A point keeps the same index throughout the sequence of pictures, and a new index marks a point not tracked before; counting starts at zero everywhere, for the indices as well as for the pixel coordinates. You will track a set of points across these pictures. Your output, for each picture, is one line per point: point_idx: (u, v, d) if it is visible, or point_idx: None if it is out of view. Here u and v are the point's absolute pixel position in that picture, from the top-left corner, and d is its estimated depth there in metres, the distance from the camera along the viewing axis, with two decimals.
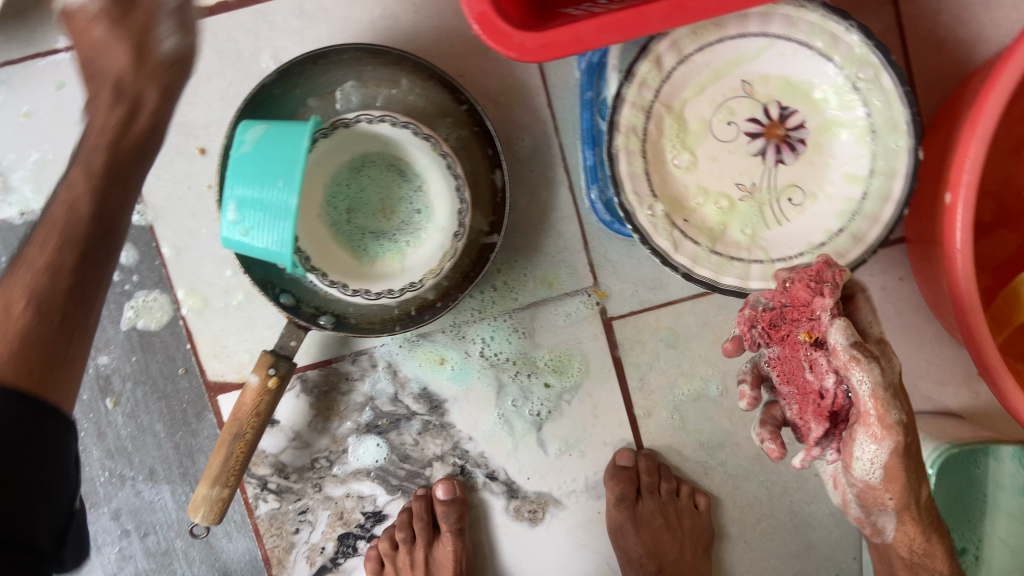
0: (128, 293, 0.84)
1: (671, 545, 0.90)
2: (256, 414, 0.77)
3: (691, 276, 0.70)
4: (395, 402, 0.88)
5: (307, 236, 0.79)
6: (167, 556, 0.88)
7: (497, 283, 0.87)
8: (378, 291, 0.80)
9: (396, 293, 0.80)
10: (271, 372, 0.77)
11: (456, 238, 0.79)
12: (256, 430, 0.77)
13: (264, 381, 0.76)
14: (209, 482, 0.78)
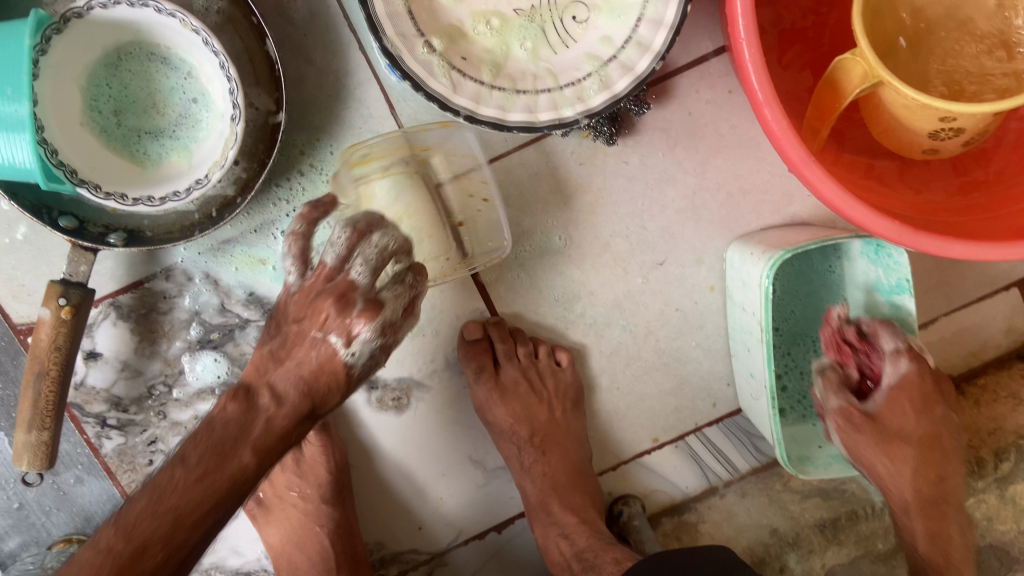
0: None
1: (540, 408, 0.90)
2: (55, 349, 0.72)
3: (474, 119, 0.65)
4: (223, 313, 0.83)
5: (68, 147, 0.71)
6: (22, 511, 0.85)
7: (303, 167, 0.81)
8: (161, 197, 0.73)
9: (183, 194, 0.73)
10: (61, 304, 0.71)
11: (234, 122, 0.71)
12: (60, 367, 0.72)
13: (56, 314, 0.70)
14: (26, 427, 0.73)
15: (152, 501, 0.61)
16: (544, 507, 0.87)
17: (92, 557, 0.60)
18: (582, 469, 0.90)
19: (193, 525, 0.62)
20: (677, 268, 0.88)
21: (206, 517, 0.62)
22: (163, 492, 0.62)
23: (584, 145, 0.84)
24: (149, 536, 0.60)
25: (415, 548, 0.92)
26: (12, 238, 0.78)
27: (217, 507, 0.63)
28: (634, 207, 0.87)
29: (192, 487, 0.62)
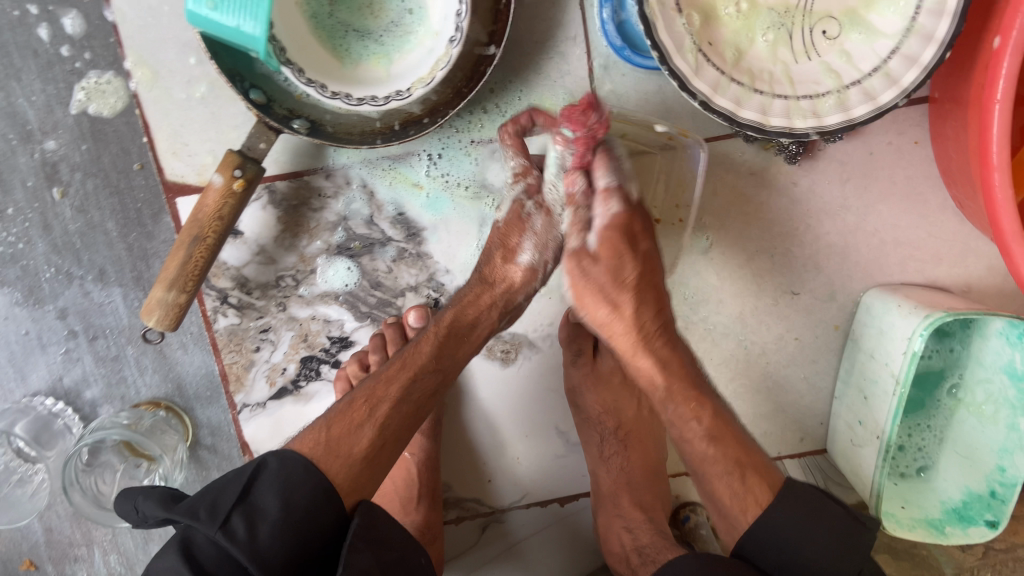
0: (79, 71, 0.76)
1: (630, 402, 0.86)
2: (218, 218, 0.70)
3: (708, 107, 0.64)
4: (369, 226, 0.83)
5: (284, 24, 0.70)
6: (118, 363, 0.83)
7: (488, 105, 0.81)
8: (359, 98, 0.72)
9: (380, 100, 0.72)
10: (236, 175, 0.70)
11: (452, 44, 0.70)
12: (218, 235, 0.71)
13: (229, 184, 0.69)
14: (164, 284, 0.71)
15: (367, 380, 0.68)
16: (613, 497, 0.83)
17: (310, 428, 0.65)
18: (656, 470, 0.86)
19: (390, 388, 0.67)
20: (810, 300, 0.88)
21: (408, 384, 0.68)
22: (387, 382, 0.67)
23: (761, 157, 0.84)
24: (360, 399, 0.66)
25: (477, 498, 0.92)
26: (189, 95, 0.77)
27: (415, 377, 0.68)
28: (787, 229, 0.86)
29: (398, 363, 0.69)
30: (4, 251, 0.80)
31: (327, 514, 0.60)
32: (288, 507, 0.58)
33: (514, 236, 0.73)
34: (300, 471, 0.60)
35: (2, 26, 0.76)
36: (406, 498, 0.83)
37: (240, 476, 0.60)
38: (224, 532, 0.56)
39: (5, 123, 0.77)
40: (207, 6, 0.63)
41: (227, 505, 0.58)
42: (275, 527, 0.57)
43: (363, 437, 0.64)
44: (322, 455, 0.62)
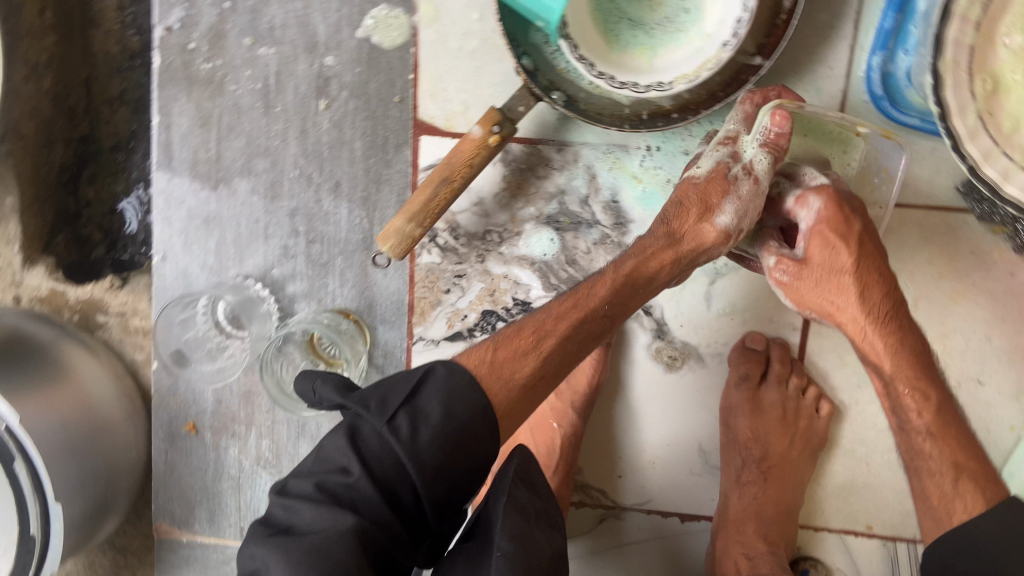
0: (373, 1, 0.83)
1: (781, 439, 0.86)
2: (468, 165, 0.77)
3: (975, 173, 0.64)
4: (582, 206, 0.86)
5: (572, 2, 0.75)
6: (325, 269, 0.90)
7: (730, 119, 0.82)
8: (622, 82, 0.76)
9: (641, 88, 0.75)
10: (493, 130, 0.76)
11: (725, 48, 0.73)
12: (463, 181, 0.77)
13: (486, 137, 0.76)
14: (406, 215, 0.78)
15: (540, 310, 0.67)
16: (739, 523, 0.83)
17: (479, 345, 0.64)
18: (788, 511, 0.85)
19: (559, 322, 0.65)
20: (993, 394, 0.86)
21: (576, 323, 0.65)
22: (557, 315, 0.65)
23: (987, 239, 0.82)
24: (527, 328, 0.65)
25: (604, 489, 0.94)
26: (462, 45, 0.83)
27: (585, 318, 0.66)
28: (992, 318, 0.84)
29: (567, 300, 0.66)
30: (261, 143, 0.87)
31: (483, 429, 0.60)
32: (449, 414, 0.59)
33: (715, 199, 0.70)
34: (465, 383, 0.60)
35: None
36: (544, 464, 0.86)
37: (408, 375, 0.61)
38: (390, 427, 0.57)
39: (295, 30, 0.84)
40: None
41: (395, 402, 0.59)
42: (436, 432, 0.58)
43: (527, 364, 0.63)
44: (485, 374, 0.62)
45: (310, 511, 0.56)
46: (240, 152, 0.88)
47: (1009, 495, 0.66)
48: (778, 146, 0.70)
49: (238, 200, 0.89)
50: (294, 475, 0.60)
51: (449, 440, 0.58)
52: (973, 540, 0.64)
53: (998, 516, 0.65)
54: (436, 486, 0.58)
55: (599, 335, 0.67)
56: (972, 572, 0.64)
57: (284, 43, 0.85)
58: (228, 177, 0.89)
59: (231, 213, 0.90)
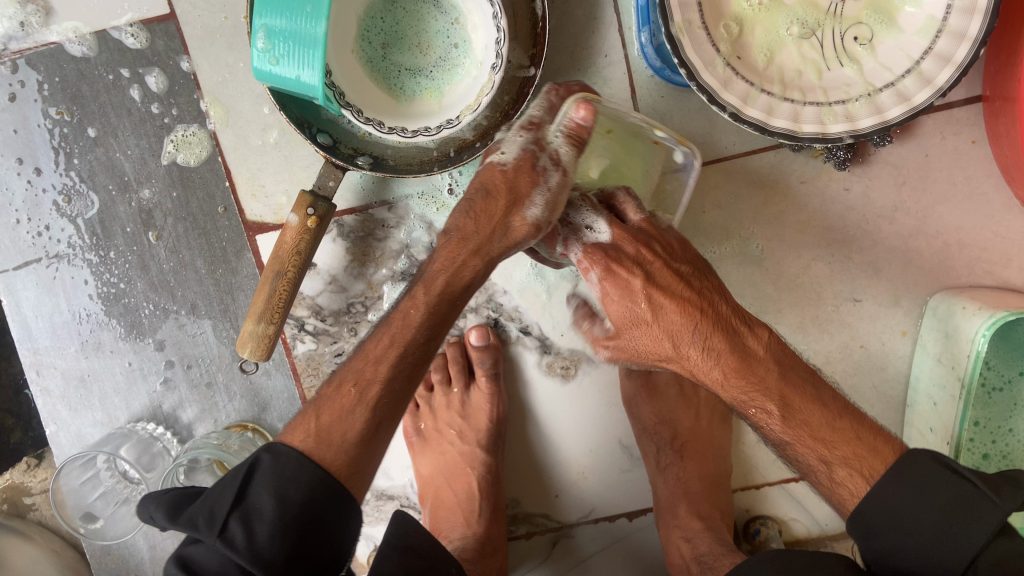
0: (167, 126, 0.85)
1: (686, 413, 0.87)
2: (297, 253, 0.76)
3: (739, 118, 0.65)
4: (430, 252, 0.88)
5: (340, 71, 0.76)
6: (210, 388, 0.90)
7: None
8: (414, 130, 0.77)
9: (433, 130, 0.77)
10: (309, 213, 0.75)
11: (495, 71, 0.74)
12: (298, 269, 0.76)
13: (303, 221, 0.75)
14: (254, 319, 0.78)
15: (357, 357, 0.64)
16: (671, 508, 0.84)
17: (306, 413, 0.63)
18: (716, 480, 0.86)
19: (381, 365, 0.63)
20: (873, 307, 0.87)
21: (397, 363, 0.63)
22: (376, 356, 0.63)
23: (811, 165, 0.84)
24: (348, 381, 0.63)
25: (547, 513, 0.92)
26: (264, 141, 0.85)
27: (405, 352, 0.63)
28: (843, 236, 0.86)
29: (386, 337, 0.64)
30: (109, 290, 0.89)
31: (329, 505, 0.58)
32: (285, 503, 0.57)
33: (525, 190, 0.65)
34: (294, 464, 0.58)
35: (99, 88, 0.84)
36: (468, 511, 0.85)
37: (233, 475, 0.59)
38: (222, 539, 0.55)
39: (104, 175, 0.86)
40: (271, 61, 0.69)
41: (223, 510, 0.56)
42: (274, 527, 0.56)
43: (356, 419, 0.61)
44: (317, 446, 0.60)
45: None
46: (93, 305, 0.89)
47: (906, 449, 0.59)
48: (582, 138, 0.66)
49: (105, 350, 0.90)
50: None
51: (291, 527, 0.56)
52: (876, 510, 0.57)
53: (903, 475, 0.57)
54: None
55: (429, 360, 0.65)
56: (904, 550, 0.56)
57: (99, 191, 0.86)
58: (89, 332, 0.90)
59: (103, 365, 0.90)
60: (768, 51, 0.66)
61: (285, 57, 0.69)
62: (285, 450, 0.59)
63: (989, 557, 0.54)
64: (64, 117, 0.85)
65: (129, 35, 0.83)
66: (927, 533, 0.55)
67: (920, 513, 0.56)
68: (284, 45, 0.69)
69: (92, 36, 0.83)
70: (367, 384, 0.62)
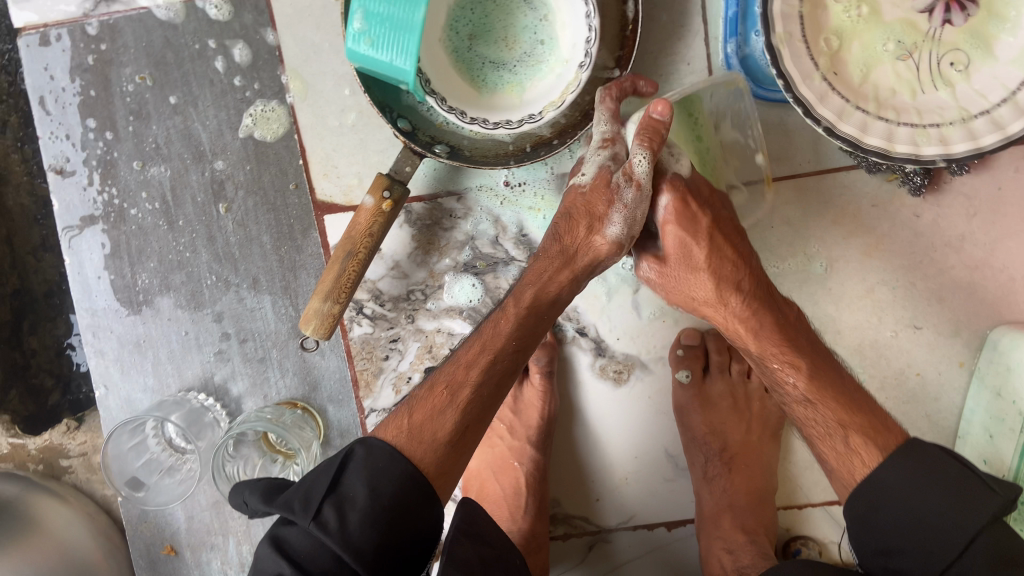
0: (248, 100, 0.85)
1: (738, 426, 0.87)
2: (369, 234, 0.77)
3: (833, 132, 0.66)
4: (494, 246, 0.88)
5: (427, 60, 0.77)
6: (264, 363, 0.91)
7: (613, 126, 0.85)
8: (495, 122, 0.77)
9: (514, 124, 0.77)
10: (385, 196, 0.76)
11: (581, 69, 0.75)
12: (368, 251, 0.77)
13: (379, 204, 0.76)
14: (321, 296, 0.78)
15: (449, 364, 0.69)
16: (714, 519, 0.84)
17: (399, 412, 0.67)
18: (762, 496, 0.85)
19: (470, 371, 0.67)
20: (933, 336, 0.86)
21: (488, 368, 0.68)
22: (464, 362, 0.68)
23: (884, 189, 0.84)
24: (441, 385, 0.67)
25: (585, 515, 0.92)
26: (341, 122, 0.85)
27: (494, 360, 0.68)
28: (909, 263, 0.85)
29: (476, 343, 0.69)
30: (173, 258, 0.89)
31: (415, 499, 0.62)
32: (375, 494, 0.60)
33: (601, 207, 0.70)
34: (386, 458, 0.63)
35: (184, 57, 0.85)
36: (514, 507, 0.85)
37: (329, 466, 0.63)
38: (317, 523, 0.59)
39: (180, 143, 0.87)
40: (365, 43, 0.68)
41: (319, 495, 0.60)
42: (364, 515, 0.59)
43: (446, 420, 0.65)
44: (407, 443, 0.64)
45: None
46: (155, 271, 0.90)
47: (909, 438, 0.66)
48: (654, 138, 0.65)
49: (163, 317, 0.90)
50: None
51: (380, 518, 0.60)
52: (885, 490, 0.64)
53: (910, 461, 0.64)
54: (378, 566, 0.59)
55: (514, 371, 0.70)
56: (895, 525, 0.63)
57: (173, 159, 0.87)
58: (150, 298, 0.90)
59: (160, 331, 0.91)
60: (865, 66, 0.67)
61: (381, 39, 0.68)
62: (377, 444, 0.64)
63: (987, 539, 0.59)
64: (147, 83, 0.86)
65: (213, 7, 0.84)
66: (932, 522, 0.61)
67: (927, 499, 0.62)
68: (381, 28, 0.68)
69: (182, 4, 0.84)
70: (460, 385, 0.67)
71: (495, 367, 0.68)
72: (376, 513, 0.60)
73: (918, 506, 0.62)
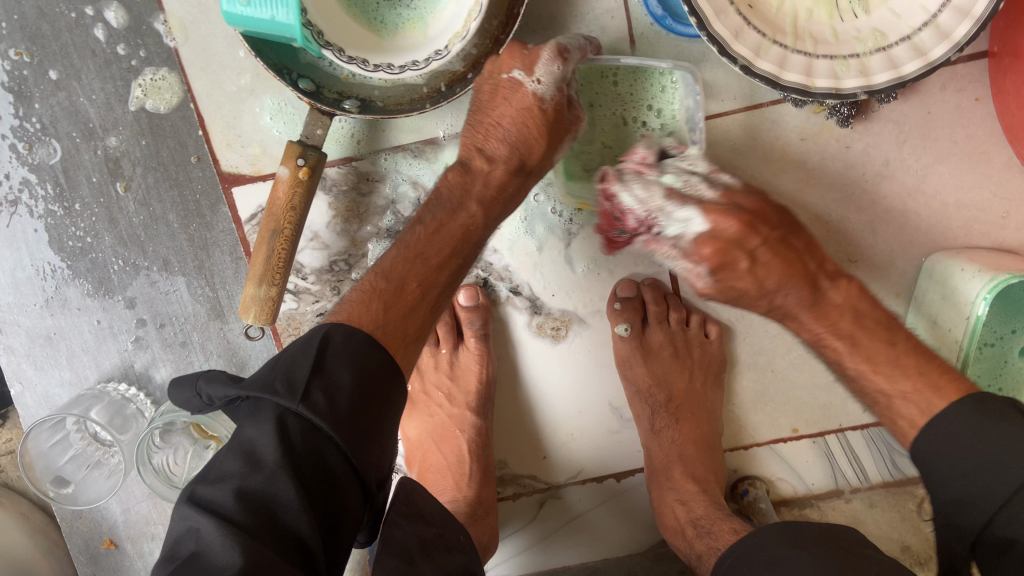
0: (135, 70, 0.79)
1: (679, 374, 0.85)
2: (291, 209, 0.70)
3: (751, 71, 0.62)
4: (417, 209, 0.84)
5: (316, 7, 0.69)
6: (185, 348, 0.86)
7: None
8: (401, 65, 0.71)
9: (421, 64, 0.70)
10: (300, 163, 0.69)
11: None
12: (294, 226, 0.70)
13: (295, 173, 0.69)
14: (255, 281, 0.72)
15: (398, 246, 0.65)
16: (665, 469, 0.82)
17: (356, 299, 0.61)
18: (710, 442, 0.84)
19: (442, 271, 0.65)
20: (869, 268, 0.85)
21: (457, 271, 0.66)
22: (410, 242, 0.65)
23: (813, 121, 0.82)
24: (410, 280, 0.63)
25: (534, 474, 0.91)
26: (239, 86, 0.80)
27: (463, 260, 0.67)
28: (842, 195, 0.84)
29: (438, 240, 0.65)
30: (74, 244, 0.84)
31: (390, 381, 0.58)
32: (360, 377, 0.55)
33: (562, 129, 0.69)
34: (365, 342, 0.57)
35: (60, 27, 0.78)
36: (460, 474, 0.84)
37: (303, 348, 0.56)
38: (307, 404, 0.52)
39: (67, 121, 0.80)
40: (242, 3, 0.61)
41: (304, 377, 0.53)
42: (353, 398, 0.54)
43: (422, 321, 0.63)
44: (383, 334, 0.59)
45: (213, 523, 0.48)
46: (57, 261, 0.84)
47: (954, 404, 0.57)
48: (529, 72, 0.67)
49: (72, 308, 0.85)
50: (203, 481, 0.51)
51: (366, 405, 0.55)
52: (942, 437, 0.57)
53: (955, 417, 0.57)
54: (363, 448, 0.54)
55: (462, 246, 0.66)
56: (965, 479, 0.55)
57: (62, 138, 0.81)
58: (55, 288, 0.85)
59: (69, 323, 0.86)
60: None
61: None
62: (340, 327, 0.58)
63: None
64: (23, 58, 0.79)
65: None
66: (976, 467, 0.54)
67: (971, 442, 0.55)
68: None
69: None
70: (420, 284, 0.63)
71: (425, 255, 0.64)
72: (363, 400, 0.54)
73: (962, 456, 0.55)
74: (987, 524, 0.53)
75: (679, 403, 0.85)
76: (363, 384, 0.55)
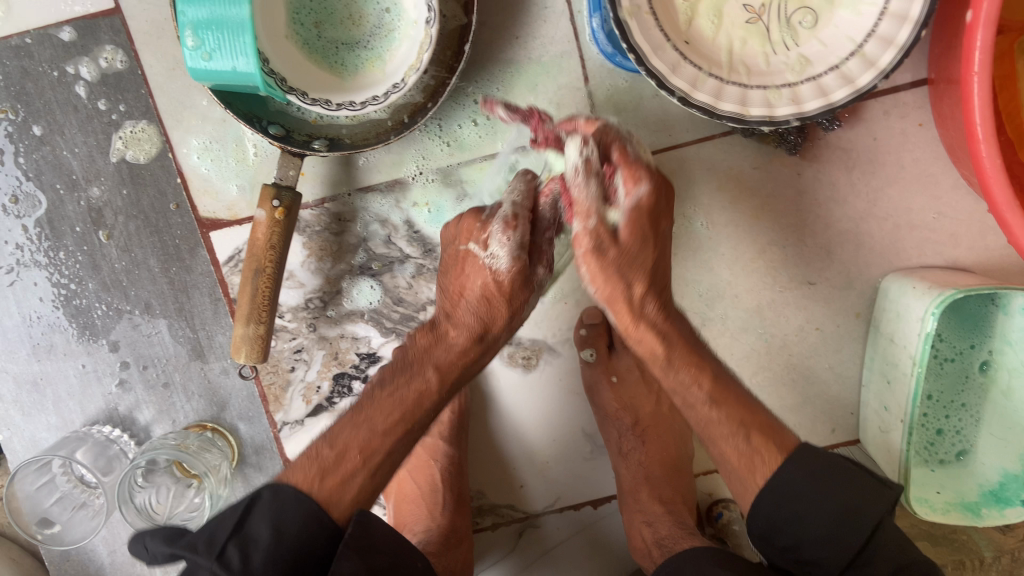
0: (115, 123, 0.83)
1: (648, 398, 0.87)
2: (271, 248, 0.73)
3: (688, 101, 0.66)
4: (388, 245, 0.87)
5: (277, 56, 0.73)
6: (168, 389, 0.89)
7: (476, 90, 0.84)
8: (362, 102, 0.75)
9: (381, 98, 0.74)
10: (275, 204, 0.72)
11: (429, 25, 0.72)
12: (275, 264, 0.74)
13: (271, 214, 0.72)
14: (243, 321, 0.75)
15: (350, 414, 0.69)
16: (634, 493, 0.84)
17: (299, 465, 0.66)
18: (677, 465, 0.86)
19: (388, 436, 0.67)
20: (828, 289, 0.88)
21: (402, 437, 0.68)
22: (364, 407, 0.69)
23: (764, 151, 0.85)
24: (351, 450, 0.66)
25: (511, 504, 0.92)
26: (214, 134, 0.83)
27: (419, 402, 0.69)
28: (796, 221, 0.87)
29: (387, 405, 0.68)
30: (60, 291, 0.87)
31: (314, 544, 0.62)
32: (279, 534, 0.61)
33: (514, 299, 0.71)
34: (292, 500, 0.63)
35: (44, 86, 0.83)
36: (432, 504, 0.85)
37: (234, 509, 0.63)
38: (219, 561, 0.59)
39: (51, 174, 0.84)
40: (203, 58, 0.66)
41: (224, 536, 0.60)
42: (267, 554, 0.59)
43: (355, 483, 0.65)
44: (317, 489, 0.64)
45: None
46: (42, 308, 0.87)
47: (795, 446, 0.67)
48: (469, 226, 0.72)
49: (58, 353, 0.88)
50: None
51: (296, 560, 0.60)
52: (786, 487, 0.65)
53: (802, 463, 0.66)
54: None
55: (414, 412, 0.69)
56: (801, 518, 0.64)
57: (47, 190, 0.85)
58: (42, 334, 0.88)
59: (55, 368, 0.88)
60: (716, 16, 0.67)
61: (217, 50, 0.66)
62: (268, 489, 0.64)
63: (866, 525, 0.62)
64: (10, 115, 0.83)
65: (55, 31, 0.82)
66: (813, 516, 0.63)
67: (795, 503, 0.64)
68: (214, 37, 0.66)
69: (32, 30, 0.82)
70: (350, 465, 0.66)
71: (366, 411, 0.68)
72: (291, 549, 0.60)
73: (789, 514, 0.64)
74: (847, 560, 0.62)
75: (647, 427, 0.87)
76: (300, 535, 0.61)
